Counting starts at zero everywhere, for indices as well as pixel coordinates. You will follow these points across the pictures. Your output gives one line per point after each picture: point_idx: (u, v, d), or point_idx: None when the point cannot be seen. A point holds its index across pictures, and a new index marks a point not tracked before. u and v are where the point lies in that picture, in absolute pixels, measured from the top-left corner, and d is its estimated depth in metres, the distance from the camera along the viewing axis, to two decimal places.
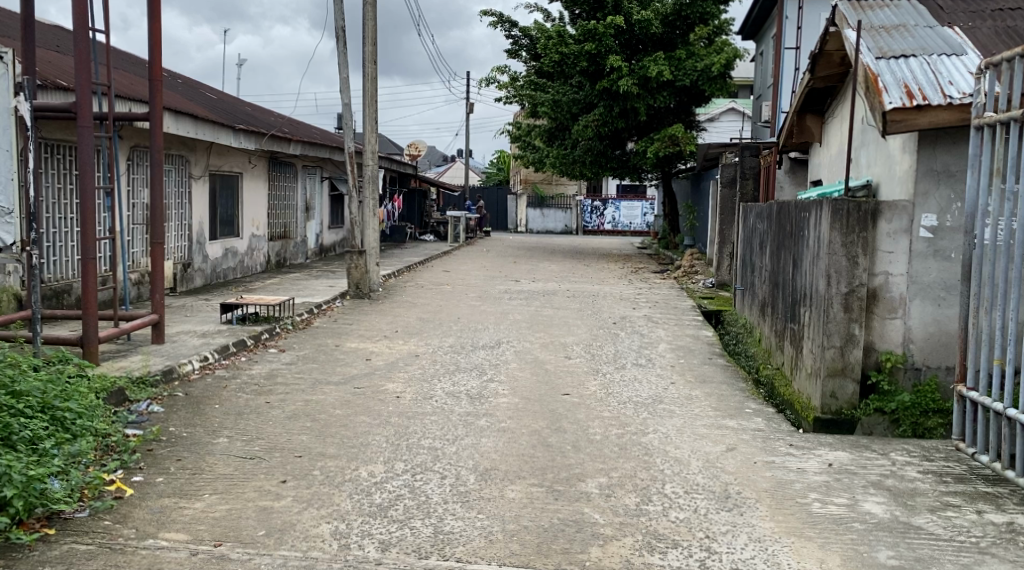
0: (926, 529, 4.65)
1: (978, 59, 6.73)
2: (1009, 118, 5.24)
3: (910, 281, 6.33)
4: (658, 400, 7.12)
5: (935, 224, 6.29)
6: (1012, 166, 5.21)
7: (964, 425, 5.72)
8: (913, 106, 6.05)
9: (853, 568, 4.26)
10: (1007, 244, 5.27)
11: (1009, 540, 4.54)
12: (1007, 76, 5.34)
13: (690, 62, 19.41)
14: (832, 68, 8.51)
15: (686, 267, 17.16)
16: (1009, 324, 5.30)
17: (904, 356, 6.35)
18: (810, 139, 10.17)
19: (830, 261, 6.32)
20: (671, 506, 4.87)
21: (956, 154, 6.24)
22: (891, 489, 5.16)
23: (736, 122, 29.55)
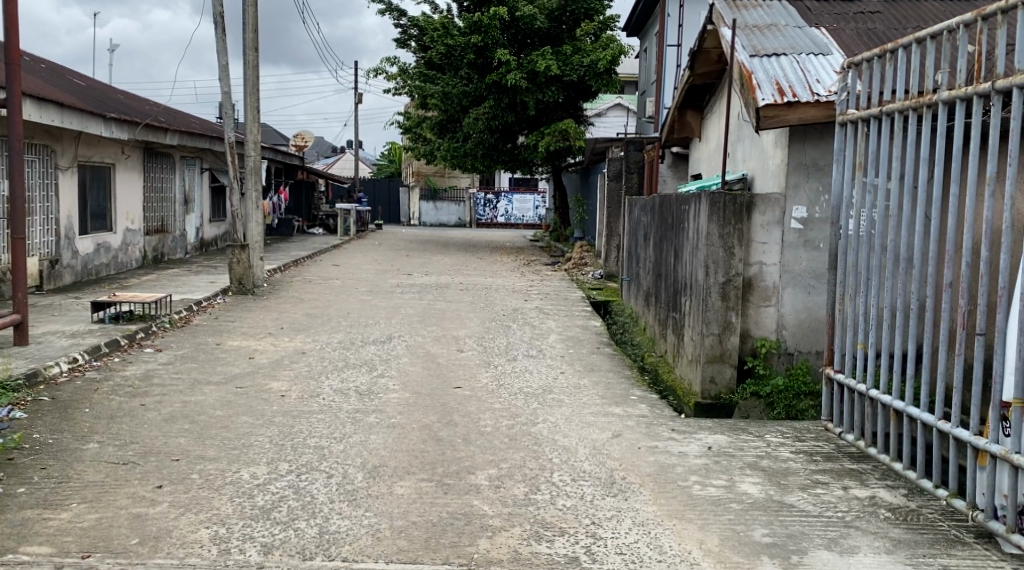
0: (798, 507, 4.86)
1: (844, 58, 7.05)
2: (868, 115, 5.52)
3: (782, 270, 6.60)
4: (548, 390, 7.23)
5: (805, 216, 6.58)
6: (872, 161, 5.48)
7: (832, 406, 6.01)
8: (784, 102, 6.30)
9: (730, 547, 4.42)
10: (869, 233, 5.53)
11: (872, 513, 4.79)
12: (865, 74, 5.62)
13: (577, 58, 19.66)
14: (711, 65, 8.76)
15: (576, 259, 17.42)
16: (871, 311, 5.56)
17: (777, 342, 6.65)
18: (691, 134, 10.48)
19: (708, 252, 6.51)
20: (558, 494, 4.97)
21: (824, 149, 6.55)
22: (766, 469, 5.38)
23: (622, 117, 30.15)
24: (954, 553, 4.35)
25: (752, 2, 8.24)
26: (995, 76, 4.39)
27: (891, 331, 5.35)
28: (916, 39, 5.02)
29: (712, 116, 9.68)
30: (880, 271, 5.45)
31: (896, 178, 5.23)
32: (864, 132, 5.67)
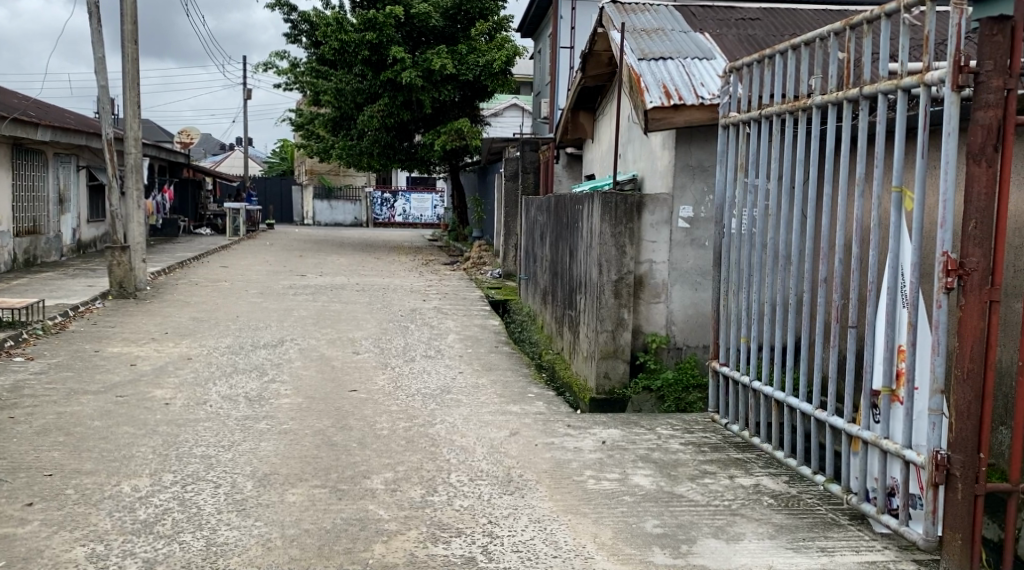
0: (687, 497, 5.03)
1: (726, 62, 7.31)
2: (749, 118, 5.73)
3: (671, 268, 6.81)
4: (446, 390, 7.29)
5: (691, 215, 6.81)
6: (752, 162, 5.70)
7: (718, 397, 6.24)
8: (670, 105, 6.52)
9: (622, 539, 4.53)
10: (750, 232, 5.76)
11: (756, 500, 4.97)
12: (745, 78, 5.83)
13: (472, 57, 19.75)
14: (602, 67, 8.90)
15: (474, 258, 17.51)
16: (753, 306, 5.79)
17: (667, 337, 6.87)
18: (584, 134, 10.68)
19: (601, 251, 6.67)
20: (455, 495, 5.03)
21: (708, 151, 6.79)
22: (657, 461, 5.56)
23: (518, 118, 30.43)
24: (831, 535, 4.48)
25: (640, 6, 8.44)
26: (862, 82, 4.61)
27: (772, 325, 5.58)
28: (791, 46, 5.23)
29: (603, 117, 9.88)
30: (762, 267, 5.67)
31: (775, 179, 5.45)
32: (745, 134, 5.88)
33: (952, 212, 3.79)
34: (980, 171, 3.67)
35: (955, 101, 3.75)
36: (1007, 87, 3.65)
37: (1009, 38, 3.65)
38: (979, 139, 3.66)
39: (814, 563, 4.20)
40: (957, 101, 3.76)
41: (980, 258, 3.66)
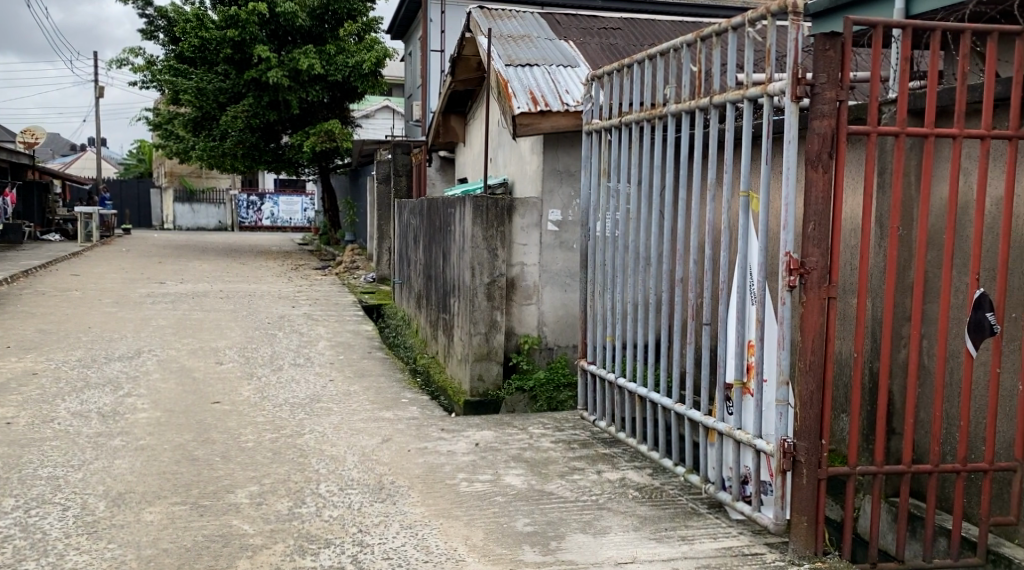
0: (557, 493, 5.14)
1: (589, 70, 7.52)
2: (610, 125, 5.92)
3: (541, 270, 6.97)
4: (316, 399, 7.25)
5: (560, 218, 6.98)
6: (615, 167, 5.90)
7: (587, 395, 6.41)
8: (537, 111, 6.68)
9: (493, 539, 4.59)
10: (615, 235, 5.95)
11: (621, 493, 5.13)
12: (606, 86, 6.00)
13: (341, 58, 19.59)
14: (471, 72, 8.96)
15: (347, 263, 17.37)
16: (619, 306, 5.98)
17: (539, 338, 7.02)
18: (455, 138, 10.73)
19: (473, 254, 6.77)
20: (324, 506, 5.02)
21: (573, 156, 6.98)
22: (528, 460, 5.68)
23: (389, 119, 30.34)
24: (691, 524, 4.66)
25: (506, 12, 8.58)
26: (712, 92, 4.84)
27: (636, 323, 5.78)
28: (647, 57, 5.42)
29: (474, 121, 9.96)
30: (625, 269, 5.86)
31: (636, 183, 5.65)
32: (606, 141, 6.07)
33: (794, 215, 4.02)
34: (818, 177, 3.87)
35: (794, 110, 3.99)
36: (839, 98, 3.87)
37: (840, 53, 3.86)
38: (815, 146, 3.86)
39: (675, 552, 4.33)
40: (796, 111, 4.01)
41: (819, 258, 3.89)
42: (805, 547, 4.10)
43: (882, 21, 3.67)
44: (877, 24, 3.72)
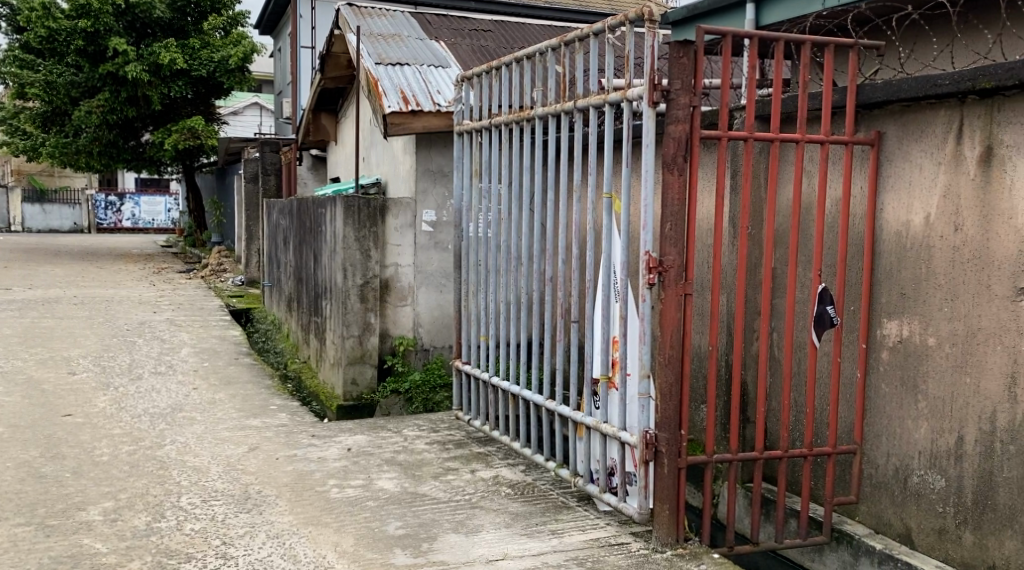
0: (430, 495, 5.13)
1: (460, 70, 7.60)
2: (481, 127, 5.83)
3: (416, 271, 6.99)
4: (178, 408, 7.09)
5: (434, 219, 7.03)
6: (486, 168, 5.82)
7: (463, 395, 6.36)
8: (408, 110, 6.70)
9: (363, 544, 4.56)
10: (488, 237, 5.83)
11: (495, 491, 5.15)
12: (476, 87, 5.93)
13: (206, 53, 19.15)
14: (341, 70, 8.78)
15: (214, 266, 16.95)
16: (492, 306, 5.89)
17: (415, 339, 7.02)
18: (326, 136, 10.54)
19: (346, 255, 6.73)
20: (185, 519, 4.89)
21: (447, 156, 7.05)
22: (402, 463, 5.65)
23: (258, 116, 29.75)
24: (561, 518, 4.76)
25: (376, 11, 8.56)
26: (577, 96, 4.87)
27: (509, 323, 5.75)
28: (514, 59, 5.38)
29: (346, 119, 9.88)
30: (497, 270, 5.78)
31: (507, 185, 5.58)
32: (477, 142, 6.00)
33: (652, 215, 4.19)
34: (674, 180, 4.03)
35: (651, 115, 4.16)
36: (693, 103, 4.03)
37: (693, 60, 4.03)
38: (670, 149, 4.03)
39: (545, 546, 4.43)
40: (652, 116, 4.19)
41: (676, 256, 4.05)
42: (666, 535, 4.26)
43: (731, 31, 3.84)
44: (726, 33, 3.89)
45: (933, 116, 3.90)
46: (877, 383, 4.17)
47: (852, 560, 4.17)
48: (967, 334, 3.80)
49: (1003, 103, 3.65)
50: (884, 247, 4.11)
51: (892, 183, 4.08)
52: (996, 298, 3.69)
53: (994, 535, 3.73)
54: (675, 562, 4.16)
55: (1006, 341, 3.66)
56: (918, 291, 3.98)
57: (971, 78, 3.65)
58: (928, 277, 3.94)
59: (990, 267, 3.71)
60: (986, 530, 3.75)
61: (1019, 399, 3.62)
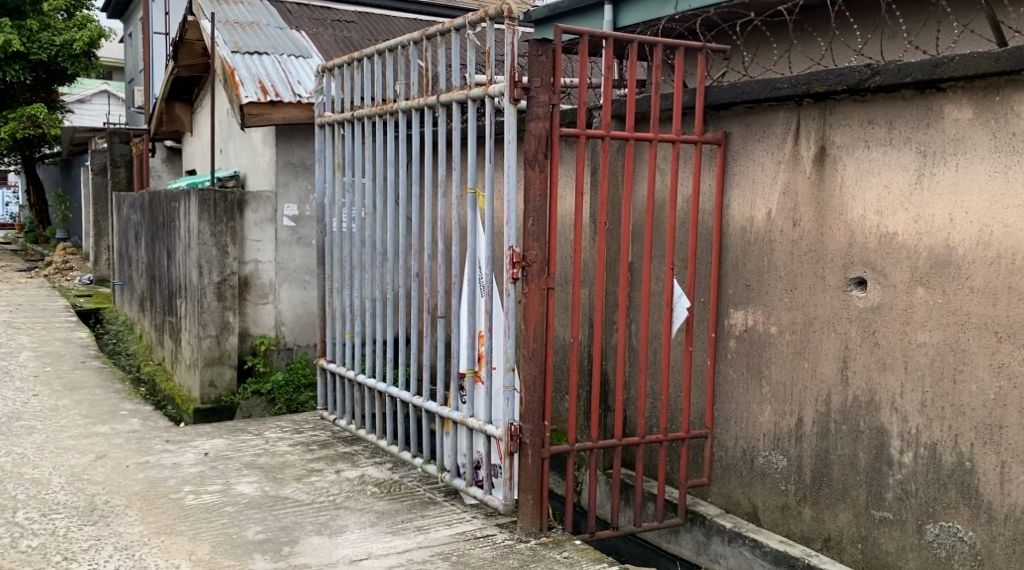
0: (292, 498, 5.01)
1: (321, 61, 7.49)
2: (343, 118, 5.61)
3: (277, 267, 6.87)
4: (17, 418, 6.73)
5: (296, 213, 6.93)
6: (349, 162, 5.60)
7: (328, 394, 6.21)
8: (267, 101, 6.58)
9: (219, 552, 4.40)
10: (352, 233, 5.67)
11: (360, 491, 5.09)
12: (338, 78, 5.72)
13: (44, 35, 18.18)
14: (195, 58, 8.47)
15: (60, 263, 16.15)
16: (357, 303, 5.70)
17: (277, 338, 6.89)
18: (180, 127, 10.17)
19: (201, 251, 6.53)
20: (23, 536, 4.58)
21: (309, 148, 6.99)
22: (263, 466, 5.51)
23: (107, 103, 28.43)
24: (427, 514, 4.78)
25: None
26: (439, 90, 4.78)
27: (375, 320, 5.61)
28: (376, 51, 5.21)
29: (201, 111, 9.59)
30: (363, 265, 5.62)
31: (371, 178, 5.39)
32: (340, 134, 5.73)
33: (515, 211, 4.27)
34: (535, 176, 4.12)
35: (513, 111, 4.23)
36: (552, 101, 4.13)
37: (551, 58, 4.12)
38: (532, 146, 4.11)
39: (410, 543, 4.43)
40: (514, 112, 4.26)
41: (539, 250, 4.15)
42: (530, 525, 4.36)
43: (588, 31, 3.96)
44: (583, 33, 4.01)
45: (773, 117, 4.14)
46: (725, 369, 4.40)
47: (704, 540, 4.37)
48: (804, 322, 4.05)
49: (835, 106, 3.92)
50: (730, 241, 4.34)
51: (736, 181, 4.31)
52: (830, 288, 3.96)
53: (830, 509, 4.00)
54: (539, 551, 4.26)
55: (838, 328, 3.93)
56: (761, 283, 4.22)
57: (805, 82, 3.90)
58: (769, 270, 4.18)
59: (824, 259, 3.97)
60: (823, 504, 4.03)
61: (850, 381, 3.90)
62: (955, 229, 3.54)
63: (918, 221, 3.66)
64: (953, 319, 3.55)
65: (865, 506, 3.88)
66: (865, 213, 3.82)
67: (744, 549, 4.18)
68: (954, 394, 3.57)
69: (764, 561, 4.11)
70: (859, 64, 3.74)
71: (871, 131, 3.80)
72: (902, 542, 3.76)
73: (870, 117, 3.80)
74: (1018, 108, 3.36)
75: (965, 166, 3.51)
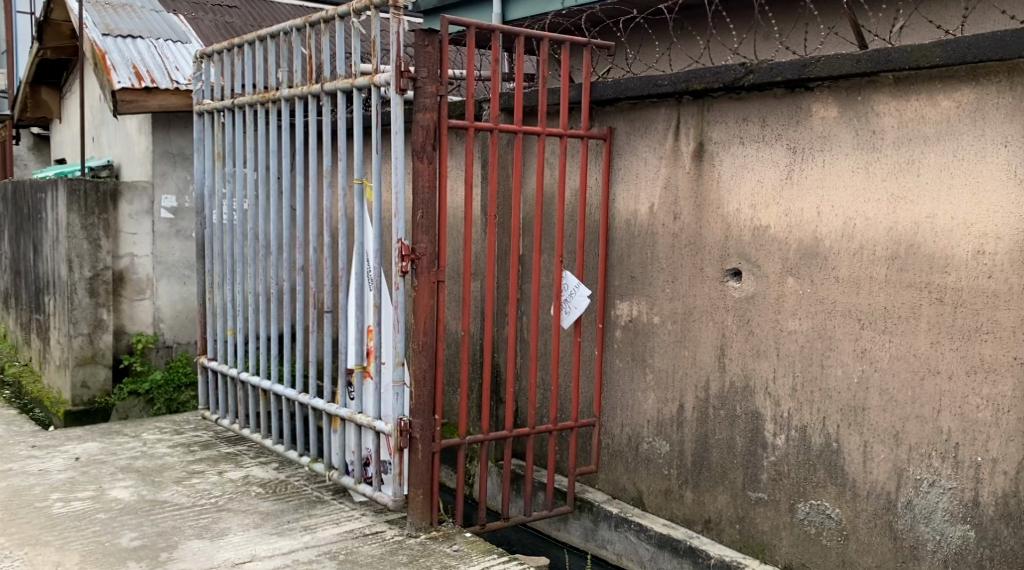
0: (171, 501, 4.83)
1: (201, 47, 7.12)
2: (223, 106, 5.40)
3: (155, 261, 6.59)
4: None
5: (174, 205, 6.66)
6: (230, 152, 5.41)
7: (209, 393, 5.98)
8: (142, 88, 6.27)
9: (91, 562, 4.19)
10: (233, 225, 5.49)
11: (244, 492, 4.95)
12: (217, 64, 5.51)
13: None
14: (63, 40, 8.03)
15: None
16: (239, 297, 5.52)
17: (155, 336, 6.59)
18: (48, 113, 9.60)
19: (71, 245, 6.24)
20: None
21: (188, 138, 6.68)
22: (140, 470, 5.28)
23: None
24: (314, 512, 4.70)
25: None
26: (322, 79, 4.68)
27: (259, 315, 5.43)
28: (258, 37, 5.05)
29: (70, 97, 9.08)
30: (245, 259, 5.44)
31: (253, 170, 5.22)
32: (221, 123, 5.53)
33: (402, 204, 4.25)
34: (423, 167, 4.12)
35: (399, 102, 4.21)
36: (439, 93, 4.14)
37: (437, 50, 4.12)
38: (419, 137, 4.11)
39: (297, 543, 4.34)
40: (401, 103, 4.24)
41: (428, 244, 4.15)
42: (420, 520, 4.36)
43: (474, 23, 3.98)
44: (470, 25, 4.02)
45: (654, 114, 4.28)
46: (611, 359, 4.52)
47: (592, 526, 4.48)
48: (685, 312, 4.21)
49: (712, 104, 4.08)
50: (615, 234, 4.46)
51: (620, 176, 4.43)
52: (708, 279, 4.12)
53: (709, 491, 4.16)
54: (429, 545, 4.26)
55: (716, 317, 4.10)
56: (644, 274, 4.36)
57: (685, 79, 4.04)
58: (652, 262, 4.32)
59: (702, 251, 4.13)
60: (703, 487, 4.19)
61: (727, 367, 4.07)
62: (821, 222, 3.75)
63: (788, 215, 3.85)
64: (820, 307, 3.76)
65: (741, 488, 4.06)
66: (740, 206, 4.00)
67: (629, 534, 4.31)
68: (822, 378, 3.77)
69: (649, 545, 4.24)
70: (733, 63, 3.91)
71: (745, 128, 3.97)
72: (776, 521, 3.94)
73: (745, 114, 3.97)
74: (879, 108, 3.58)
75: (831, 162, 3.72)
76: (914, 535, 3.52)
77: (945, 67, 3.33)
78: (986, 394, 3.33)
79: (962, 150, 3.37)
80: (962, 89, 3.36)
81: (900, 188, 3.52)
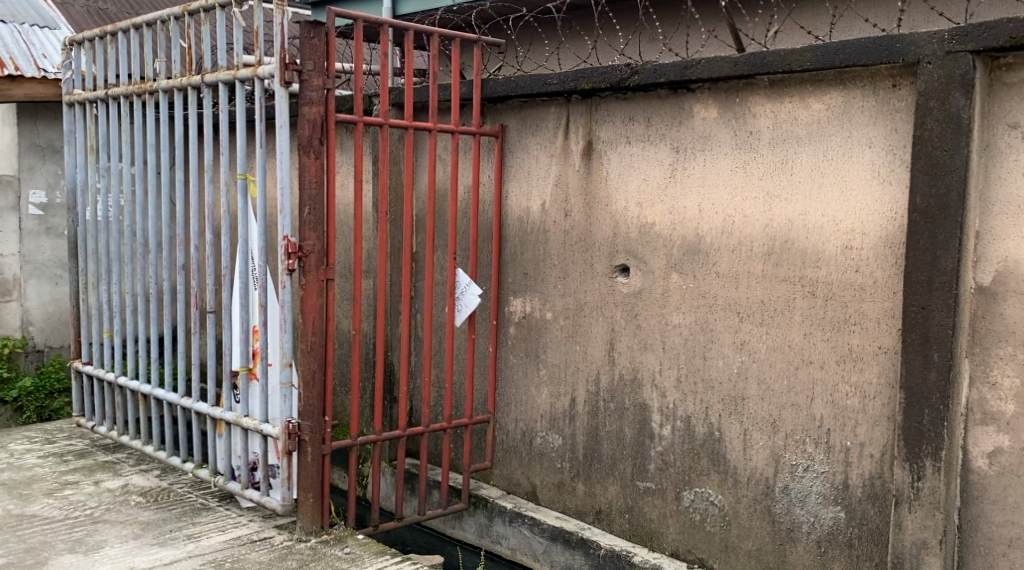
0: (40, 515, 4.54)
1: (71, 34, 6.71)
2: (96, 97, 5.10)
3: (22, 261, 6.26)
4: None
5: (44, 201, 6.35)
6: (103, 145, 5.13)
7: (84, 399, 5.62)
8: (5, 75, 5.91)
9: None
10: (106, 221, 5.21)
11: (122, 502, 4.72)
12: (91, 52, 5.20)
13: None
14: None
15: None
16: (114, 298, 5.24)
17: (23, 339, 6.27)
18: None
19: None
20: None
21: (57, 130, 6.37)
22: (6, 482, 4.95)
23: None
24: (198, 521, 4.52)
25: None
26: (202, 69, 4.49)
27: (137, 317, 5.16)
28: (133, 25, 4.80)
29: None
30: (122, 258, 5.19)
31: (129, 165, 4.95)
32: (93, 114, 5.23)
33: (289, 199, 4.13)
34: (310, 162, 4.03)
35: (284, 94, 4.09)
36: (326, 86, 4.04)
37: (324, 42, 4.01)
38: (306, 131, 4.01)
39: (179, 553, 4.16)
40: (286, 96, 4.12)
41: (316, 241, 4.06)
42: (310, 524, 4.25)
43: (362, 16, 3.90)
44: (358, 18, 3.94)
45: (545, 114, 4.33)
46: (506, 355, 4.56)
47: (487, 522, 4.50)
48: (576, 308, 4.28)
49: (599, 103, 4.15)
50: (509, 232, 4.49)
51: (512, 174, 4.47)
52: (598, 275, 4.20)
53: (600, 483, 4.24)
54: (319, 549, 4.17)
55: (605, 313, 4.18)
56: (537, 271, 4.41)
57: (574, 78, 4.11)
58: (545, 259, 4.37)
59: (592, 248, 4.20)
60: (594, 479, 4.26)
61: (616, 361, 4.16)
62: (703, 219, 3.87)
63: (672, 213, 3.96)
64: (703, 302, 3.88)
65: (630, 478, 4.15)
66: (627, 204, 4.08)
67: (523, 528, 4.35)
68: (704, 369, 3.90)
69: (542, 538, 4.29)
70: (620, 64, 3.99)
71: (632, 128, 4.06)
72: (663, 509, 4.05)
73: (631, 114, 4.06)
74: (755, 110, 3.71)
75: (712, 161, 3.84)
76: (791, 518, 3.68)
77: (815, 71, 3.49)
78: (854, 382, 3.51)
79: (831, 150, 3.52)
80: (830, 92, 3.52)
81: (775, 187, 3.67)
